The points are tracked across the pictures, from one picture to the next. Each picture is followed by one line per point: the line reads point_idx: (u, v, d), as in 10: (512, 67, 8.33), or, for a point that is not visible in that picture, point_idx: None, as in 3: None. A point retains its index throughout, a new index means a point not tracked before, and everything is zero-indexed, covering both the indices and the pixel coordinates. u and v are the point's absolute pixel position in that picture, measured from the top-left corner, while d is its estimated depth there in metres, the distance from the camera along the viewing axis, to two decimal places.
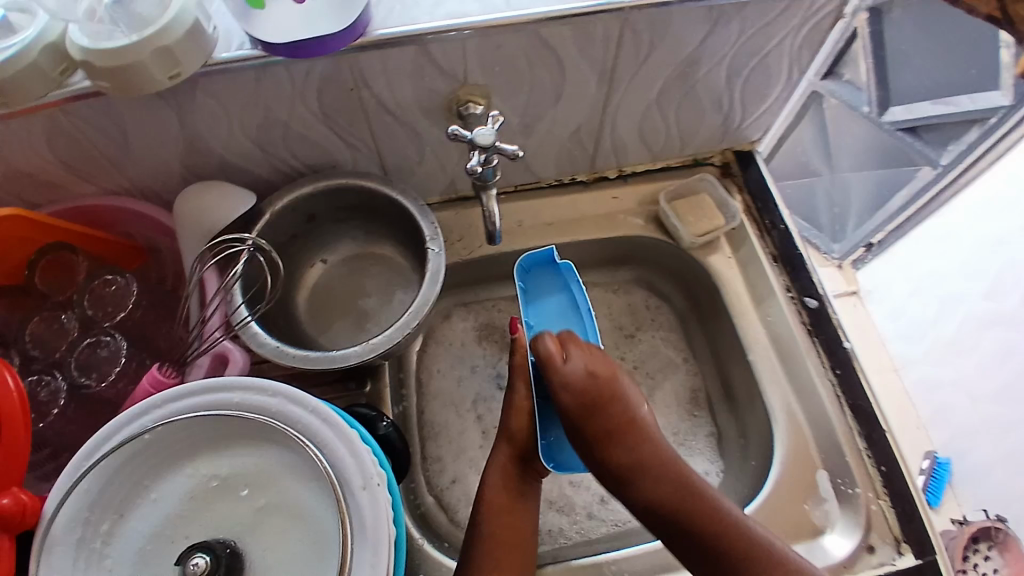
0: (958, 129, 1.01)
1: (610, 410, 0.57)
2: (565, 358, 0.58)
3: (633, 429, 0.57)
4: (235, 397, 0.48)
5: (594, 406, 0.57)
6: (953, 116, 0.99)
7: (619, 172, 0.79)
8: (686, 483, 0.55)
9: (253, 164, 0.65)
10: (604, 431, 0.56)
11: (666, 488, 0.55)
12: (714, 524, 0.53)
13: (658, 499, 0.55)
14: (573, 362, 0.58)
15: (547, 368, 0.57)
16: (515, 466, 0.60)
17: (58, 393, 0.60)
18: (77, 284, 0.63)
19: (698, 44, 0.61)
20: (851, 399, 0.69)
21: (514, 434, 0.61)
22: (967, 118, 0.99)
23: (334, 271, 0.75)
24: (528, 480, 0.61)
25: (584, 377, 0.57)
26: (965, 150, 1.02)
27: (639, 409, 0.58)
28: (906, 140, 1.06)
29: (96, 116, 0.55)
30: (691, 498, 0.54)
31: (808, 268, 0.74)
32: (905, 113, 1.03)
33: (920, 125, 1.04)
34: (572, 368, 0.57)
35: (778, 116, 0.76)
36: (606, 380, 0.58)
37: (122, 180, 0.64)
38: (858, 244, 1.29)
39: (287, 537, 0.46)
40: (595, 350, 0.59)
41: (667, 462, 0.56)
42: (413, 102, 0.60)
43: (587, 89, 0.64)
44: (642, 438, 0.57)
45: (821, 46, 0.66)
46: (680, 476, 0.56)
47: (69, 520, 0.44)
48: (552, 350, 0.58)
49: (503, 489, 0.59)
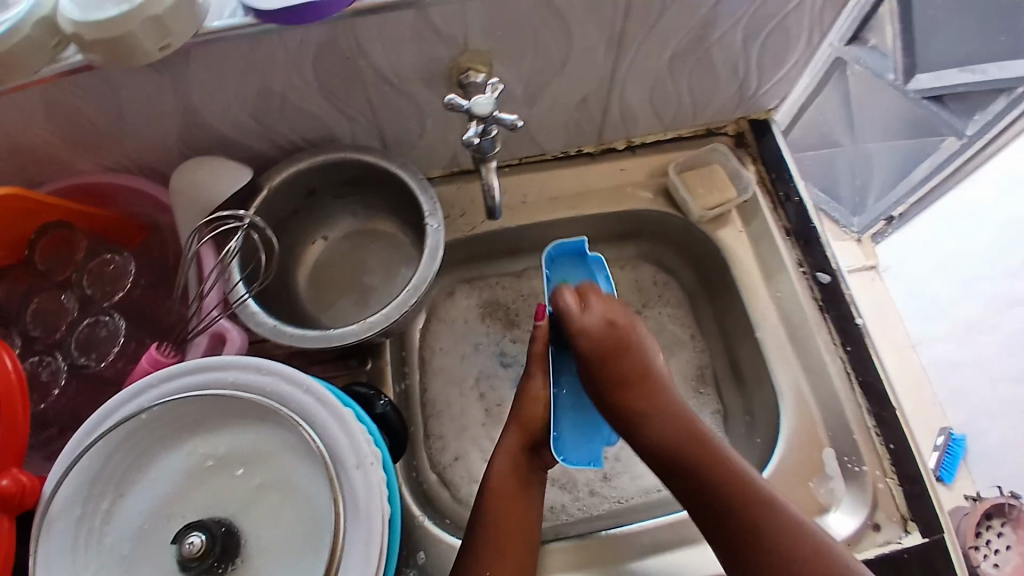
0: (986, 98, 0.96)
1: (623, 358, 0.59)
2: (583, 309, 0.62)
3: (644, 380, 0.59)
4: (230, 377, 0.48)
5: (609, 352, 0.59)
6: (981, 86, 0.94)
7: (628, 143, 0.76)
8: (697, 432, 0.55)
9: (250, 137, 0.64)
10: (618, 376, 0.58)
11: (673, 432, 0.56)
12: (713, 467, 0.53)
13: (664, 441, 0.56)
14: (591, 313, 0.61)
15: (567, 318, 0.61)
16: (524, 452, 0.60)
17: (59, 373, 0.60)
18: (76, 263, 0.62)
19: (714, 6, 0.58)
20: (861, 376, 0.67)
21: (528, 421, 0.61)
22: (993, 87, 0.93)
23: (335, 247, 0.74)
24: (534, 468, 0.61)
25: (602, 324, 0.60)
26: (992, 119, 0.97)
27: (653, 360, 0.61)
28: (932, 109, 1.02)
29: (90, 90, 0.53)
30: (697, 437, 0.55)
31: (823, 243, 0.72)
32: (932, 80, 0.99)
33: (947, 93, 0.99)
34: (589, 320, 0.61)
35: (797, 82, 0.72)
36: (621, 331, 0.61)
37: (118, 155, 0.63)
38: (878, 217, 1.26)
39: (283, 516, 0.46)
40: (614, 301, 0.63)
41: (676, 411, 0.57)
42: (412, 71, 0.58)
43: (595, 55, 0.61)
44: (654, 388, 0.59)
45: (845, 7, 0.62)
46: (688, 422, 0.56)
47: (69, 499, 0.45)
48: (571, 303, 0.62)
49: (509, 476, 0.59)
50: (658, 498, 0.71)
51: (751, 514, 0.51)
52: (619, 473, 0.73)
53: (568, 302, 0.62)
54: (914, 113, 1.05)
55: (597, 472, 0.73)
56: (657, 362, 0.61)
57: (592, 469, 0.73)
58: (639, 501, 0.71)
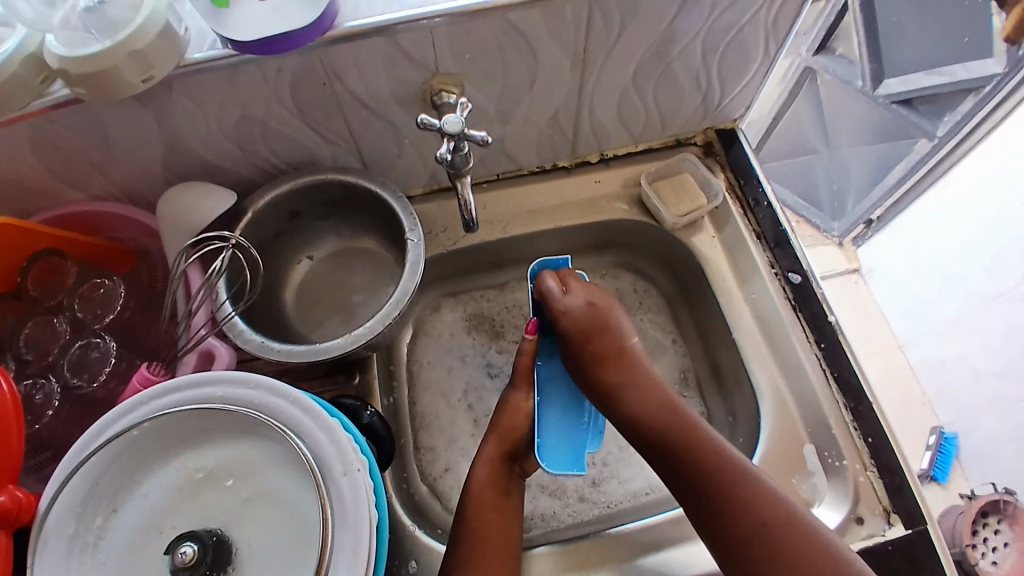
0: (953, 99, 0.99)
1: (603, 338, 0.62)
2: (565, 291, 0.63)
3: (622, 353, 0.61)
4: (218, 391, 0.49)
5: (592, 331, 0.62)
6: (947, 88, 0.98)
7: (601, 156, 0.79)
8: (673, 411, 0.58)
9: (235, 163, 0.66)
10: (597, 354, 0.61)
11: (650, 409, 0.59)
12: (687, 438, 0.56)
13: (641, 415, 0.58)
14: (573, 295, 0.63)
15: (549, 301, 0.62)
16: (503, 462, 0.62)
17: (53, 395, 0.62)
18: (66, 288, 0.64)
19: (671, 23, 0.61)
20: (836, 372, 0.69)
21: (508, 431, 0.63)
22: (960, 88, 0.97)
23: (320, 267, 0.76)
24: (512, 476, 0.62)
25: (585, 308, 0.62)
26: (960, 120, 0.99)
27: (628, 340, 0.63)
28: (901, 113, 1.06)
29: (77, 123, 0.56)
30: (674, 415, 0.58)
31: (794, 244, 0.74)
32: (900, 85, 1.03)
33: (915, 96, 1.02)
34: (572, 301, 0.62)
35: (759, 92, 0.76)
36: (602, 312, 0.63)
37: (106, 184, 0.65)
38: (856, 221, 1.29)
39: (272, 525, 0.47)
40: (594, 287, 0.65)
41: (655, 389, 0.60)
42: (387, 94, 0.61)
43: (561, 73, 0.64)
44: (632, 361, 0.62)
45: (797, 18, 0.65)
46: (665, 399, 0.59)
47: (63, 515, 0.46)
48: (552, 286, 0.63)
49: (488, 484, 0.61)
50: (647, 501, 0.72)
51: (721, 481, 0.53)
52: (607, 478, 0.74)
53: (550, 285, 0.63)
54: (882, 117, 1.09)
55: (586, 478, 0.74)
56: (633, 340, 0.63)
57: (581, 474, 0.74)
58: (628, 504, 0.72)
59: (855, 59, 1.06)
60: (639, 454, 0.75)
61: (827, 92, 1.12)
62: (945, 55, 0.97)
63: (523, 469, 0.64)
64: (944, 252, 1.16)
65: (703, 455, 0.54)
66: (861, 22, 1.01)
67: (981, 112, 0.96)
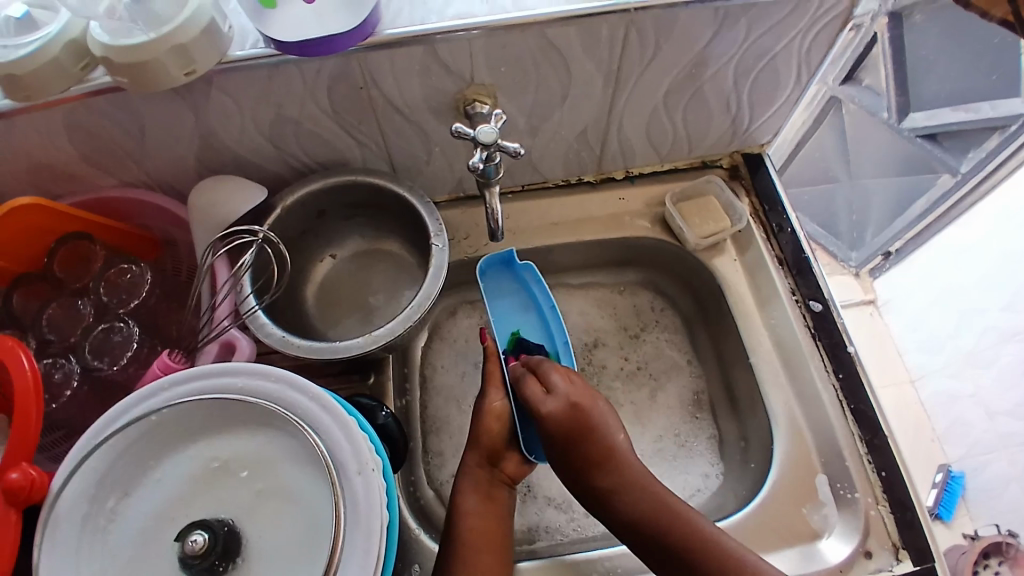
0: (979, 136, 1.00)
1: (591, 441, 0.58)
2: (549, 392, 0.60)
3: (603, 450, 0.58)
4: (238, 382, 0.50)
5: (576, 433, 0.58)
6: (973, 124, 0.98)
7: (626, 173, 0.80)
8: (663, 505, 0.56)
9: (266, 160, 0.67)
10: (584, 459, 0.58)
11: (643, 506, 0.57)
12: (676, 526, 0.55)
13: (633, 514, 0.57)
14: (552, 393, 0.59)
15: (530, 403, 0.59)
16: (484, 469, 0.61)
17: (72, 375, 0.63)
18: (94, 271, 0.65)
19: (705, 45, 0.61)
20: (853, 403, 0.69)
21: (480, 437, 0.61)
22: (988, 125, 0.97)
23: (342, 266, 0.76)
24: (500, 483, 0.61)
25: (566, 406, 0.59)
26: (984, 158, 1.01)
27: (615, 437, 0.59)
28: (926, 147, 1.05)
29: (117, 111, 0.57)
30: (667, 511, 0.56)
31: (816, 273, 0.74)
32: (926, 119, 1.03)
33: (939, 131, 1.02)
34: (551, 402, 0.59)
35: (788, 119, 0.76)
36: (584, 410, 0.59)
37: (139, 172, 0.66)
38: (876, 252, 1.29)
39: (283, 520, 0.48)
40: (574, 377, 0.62)
41: (642, 475, 0.58)
42: (421, 101, 0.62)
43: (593, 90, 0.65)
44: (623, 466, 0.58)
45: (830, 49, 0.66)
46: (653, 496, 0.57)
47: (77, 495, 0.47)
48: (535, 392, 0.60)
49: (478, 494, 0.60)
50: None
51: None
52: None
53: (532, 390, 0.60)
54: (907, 151, 1.09)
55: None
56: (620, 436, 0.59)
57: None
58: None
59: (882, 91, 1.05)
60: None
61: (852, 122, 1.11)
62: (974, 90, 0.96)
63: (504, 473, 0.62)
64: (963, 286, 1.19)
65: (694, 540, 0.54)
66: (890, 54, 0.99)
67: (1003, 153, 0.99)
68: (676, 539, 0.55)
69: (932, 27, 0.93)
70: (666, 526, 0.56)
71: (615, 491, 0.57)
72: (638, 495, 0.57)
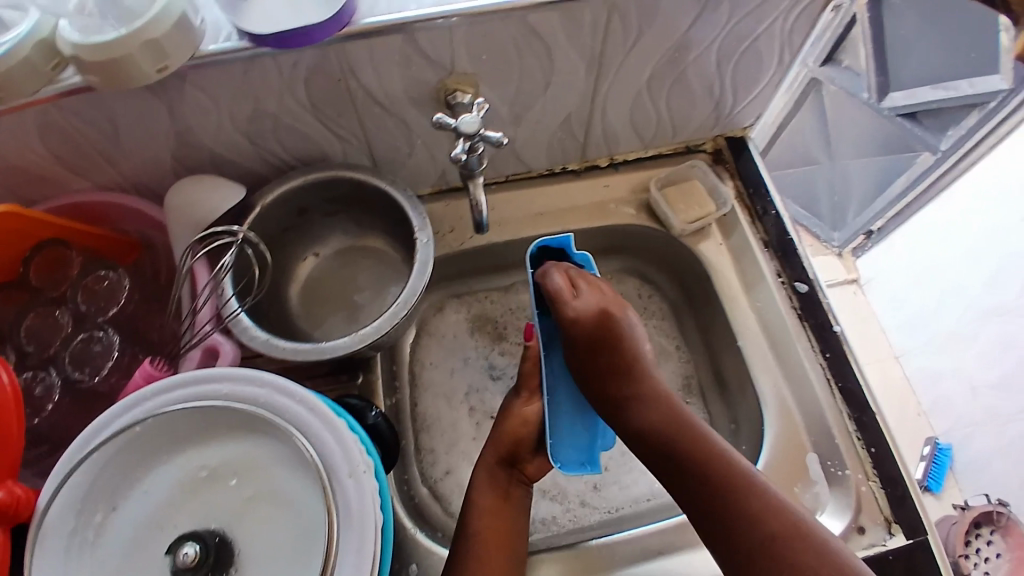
0: (958, 113, 1.00)
1: (614, 347, 0.58)
2: (575, 294, 0.60)
3: (629, 357, 0.58)
4: (223, 388, 0.49)
5: (602, 340, 0.59)
6: (953, 101, 0.98)
7: (610, 160, 0.79)
8: (680, 416, 0.54)
9: (244, 157, 0.65)
10: (608, 365, 0.58)
11: (661, 415, 0.55)
12: (686, 442, 0.52)
13: (649, 425, 0.54)
14: (584, 299, 0.59)
15: (559, 306, 0.59)
16: (502, 469, 0.61)
17: (53, 388, 0.61)
18: (71, 278, 0.64)
19: (687, 30, 0.61)
20: (841, 382, 0.69)
21: (503, 439, 0.62)
22: (965, 103, 0.97)
23: (326, 263, 0.75)
24: (513, 478, 0.61)
25: (594, 311, 0.59)
26: (965, 133, 1.01)
27: (640, 345, 0.60)
28: (906, 126, 1.06)
29: (88, 111, 0.55)
30: (689, 429, 0.52)
31: (800, 255, 0.74)
32: (905, 98, 1.03)
33: (918, 109, 1.03)
34: (578, 304, 0.59)
35: (771, 101, 0.76)
36: (612, 318, 0.60)
37: (114, 174, 0.64)
38: (857, 232, 1.30)
39: (274, 527, 0.47)
40: (603, 287, 0.62)
41: (661, 390, 0.57)
42: (401, 92, 0.60)
43: (576, 76, 0.64)
44: (642, 378, 0.57)
45: (812, 28, 0.65)
46: (670, 408, 0.56)
47: (62, 511, 0.45)
48: (562, 288, 0.60)
49: (490, 488, 0.60)
50: (648, 506, 0.72)
51: (723, 499, 0.49)
52: (609, 483, 0.74)
53: (559, 285, 0.60)
54: (886, 130, 1.10)
55: (587, 483, 0.74)
56: (645, 346, 0.60)
57: (582, 479, 0.74)
58: (629, 510, 0.72)
59: (862, 72, 1.05)
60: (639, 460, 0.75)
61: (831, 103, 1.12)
62: (952, 67, 0.95)
63: (523, 473, 0.62)
64: (947, 266, 1.18)
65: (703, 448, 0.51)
66: (870, 35, 0.98)
67: (986, 127, 0.98)
68: (689, 451, 0.51)
69: (908, 10, 0.92)
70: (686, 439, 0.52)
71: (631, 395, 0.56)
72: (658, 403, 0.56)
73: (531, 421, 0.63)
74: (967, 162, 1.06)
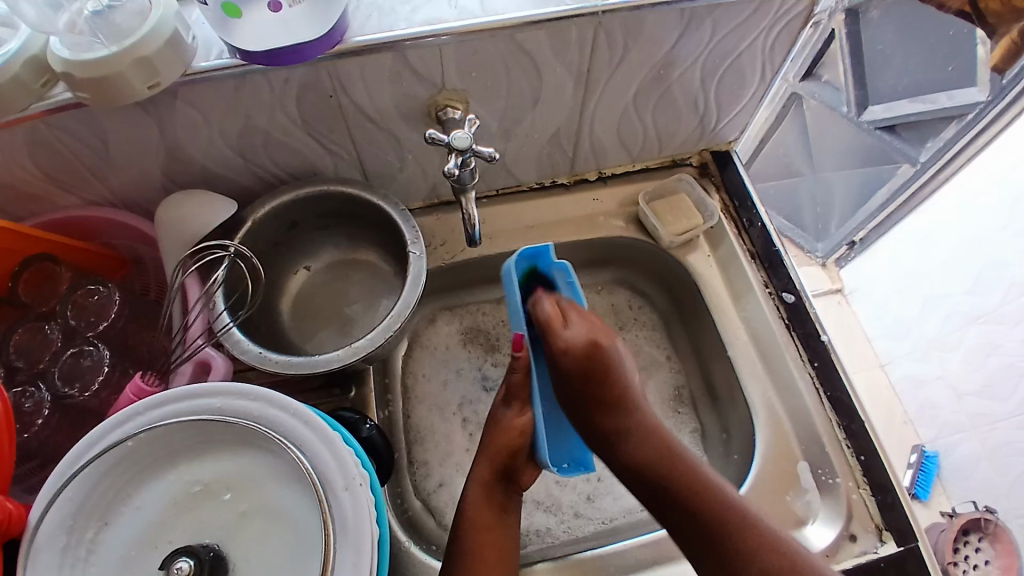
0: (936, 126, 1.03)
1: (608, 379, 0.55)
2: (565, 325, 0.56)
3: (619, 395, 0.55)
4: (216, 403, 0.49)
5: (593, 374, 0.55)
6: (931, 114, 1.02)
7: (599, 174, 0.80)
8: (670, 451, 0.53)
9: (235, 172, 0.66)
10: (597, 400, 0.55)
11: (651, 450, 0.53)
12: (679, 478, 0.51)
13: (641, 460, 0.53)
14: (574, 327, 0.56)
15: (547, 331, 0.56)
16: (495, 480, 0.60)
17: (43, 403, 0.60)
18: (60, 294, 0.63)
19: (671, 48, 0.62)
20: (829, 390, 0.70)
21: (500, 451, 0.61)
22: (944, 115, 1.00)
23: (317, 277, 0.75)
24: (507, 492, 0.61)
25: (585, 343, 0.55)
26: (942, 146, 1.04)
27: (631, 379, 0.57)
28: (886, 139, 1.09)
29: (78, 128, 0.55)
30: (681, 463, 0.52)
31: (786, 266, 0.76)
32: (884, 112, 1.06)
33: (898, 122, 1.06)
34: (569, 334, 0.56)
35: (754, 115, 0.77)
36: (604, 350, 0.56)
37: (104, 189, 0.64)
38: (840, 243, 1.32)
39: (270, 541, 0.46)
40: (594, 319, 0.58)
41: (653, 423, 0.55)
42: (392, 108, 0.61)
43: (564, 92, 0.65)
44: (634, 412, 0.55)
45: (792, 45, 0.67)
46: (662, 445, 0.54)
47: (53, 528, 0.45)
48: (551, 315, 0.57)
49: (484, 504, 0.59)
50: (642, 517, 0.73)
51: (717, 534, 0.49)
52: (602, 494, 0.74)
53: (547, 312, 0.57)
54: (866, 143, 1.12)
55: (580, 494, 0.74)
56: (635, 379, 0.57)
57: (575, 490, 0.74)
58: (623, 520, 0.72)
59: (841, 86, 1.08)
60: None
61: (812, 117, 1.14)
62: (930, 81, 0.99)
63: (519, 483, 0.62)
64: (925, 275, 1.21)
65: (698, 488, 0.50)
66: (848, 48, 1.01)
67: (963, 140, 1.02)
68: (681, 487, 0.51)
69: (888, 23, 0.97)
70: (678, 478, 0.51)
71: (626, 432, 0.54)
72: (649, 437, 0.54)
73: (524, 431, 0.61)
74: (947, 172, 1.09)
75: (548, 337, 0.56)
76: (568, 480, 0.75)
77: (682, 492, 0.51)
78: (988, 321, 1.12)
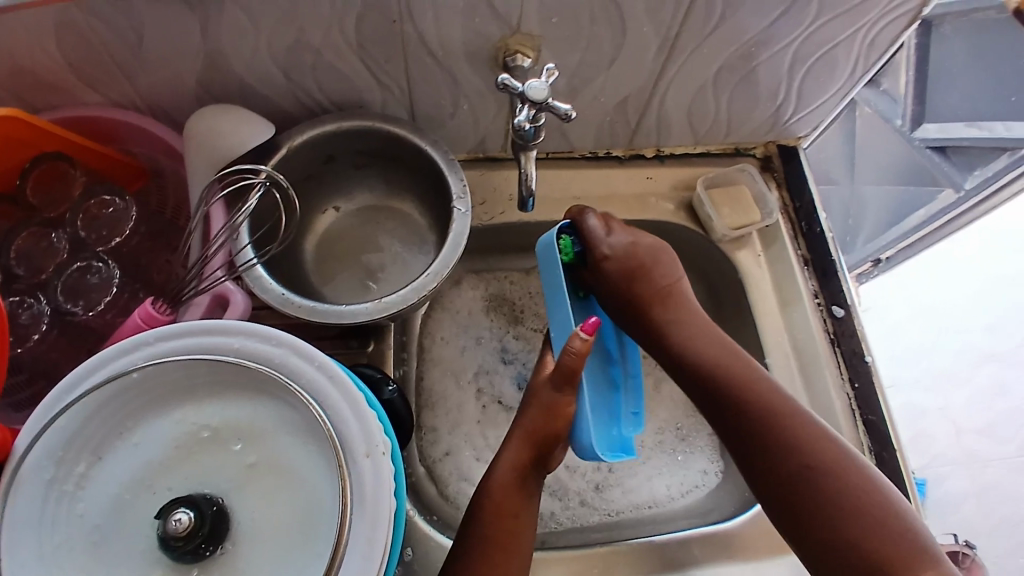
0: (986, 155, 0.88)
1: (647, 279, 0.61)
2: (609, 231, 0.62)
3: (745, 372, 0.56)
4: (235, 343, 0.44)
5: (638, 273, 0.61)
6: (982, 143, 0.86)
7: (656, 151, 0.75)
8: (724, 352, 0.58)
9: (275, 92, 0.60)
10: (646, 294, 0.61)
11: (698, 345, 0.59)
12: (729, 374, 0.56)
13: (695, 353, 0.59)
14: (617, 234, 0.62)
15: (593, 236, 0.62)
16: (528, 465, 0.57)
17: (41, 317, 0.56)
18: (71, 199, 0.59)
19: (767, 26, 0.57)
20: (865, 414, 0.67)
21: (537, 432, 0.57)
22: (997, 145, 0.85)
23: (346, 220, 0.70)
24: (537, 480, 0.57)
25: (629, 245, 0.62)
26: (991, 177, 0.89)
27: (669, 283, 0.62)
28: (933, 159, 0.92)
29: (113, 17, 0.49)
30: (731, 362, 0.57)
31: (840, 277, 0.72)
32: (937, 131, 0.90)
33: (949, 146, 0.90)
34: (612, 239, 0.62)
35: (832, 114, 0.72)
36: (646, 250, 0.62)
37: (130, 92, 0.58)
38: (866, 259, 1.10)
39: (279, 501, 0.43)
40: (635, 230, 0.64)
41: (705, 335, 0.60)
42: (458, 45, 0.55)
43: (644, 57, 0.59)
44: (679, 307, 0.61)
45: (894, 43, 0.61)
46: (707, 340, 0.59)
47: (42, 458, 0.41)
48: (597, 226, 0.62)
49: (510, 487, 0.55)
50: (648, 514, 0.69)
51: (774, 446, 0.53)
52: (612, 485, 0.71)
53: (594, 224, 0.62)
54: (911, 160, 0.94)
55: (589, 483, 0.71)
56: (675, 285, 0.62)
57: (584, 478, 0.71)
58: (630, 516, 0.69)
59: (898, 96, 0.92)
60: (644, 466, 0.72)
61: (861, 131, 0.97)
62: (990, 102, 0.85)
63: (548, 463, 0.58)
64: (953, 306, 1.17)
65: (741, 374, 0.56)
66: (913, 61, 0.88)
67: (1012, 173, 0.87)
68: (730, 375, 0.56)
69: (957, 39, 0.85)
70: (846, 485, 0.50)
71: (789, 441, 0.52)
72: (767, 407, 0.54)
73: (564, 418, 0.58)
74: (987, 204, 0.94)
75: (592, 244, 0.62)
76: (578, 467, 0.71)
77: (832, 500, 0.50)
78: (999, 360, 1.14)
